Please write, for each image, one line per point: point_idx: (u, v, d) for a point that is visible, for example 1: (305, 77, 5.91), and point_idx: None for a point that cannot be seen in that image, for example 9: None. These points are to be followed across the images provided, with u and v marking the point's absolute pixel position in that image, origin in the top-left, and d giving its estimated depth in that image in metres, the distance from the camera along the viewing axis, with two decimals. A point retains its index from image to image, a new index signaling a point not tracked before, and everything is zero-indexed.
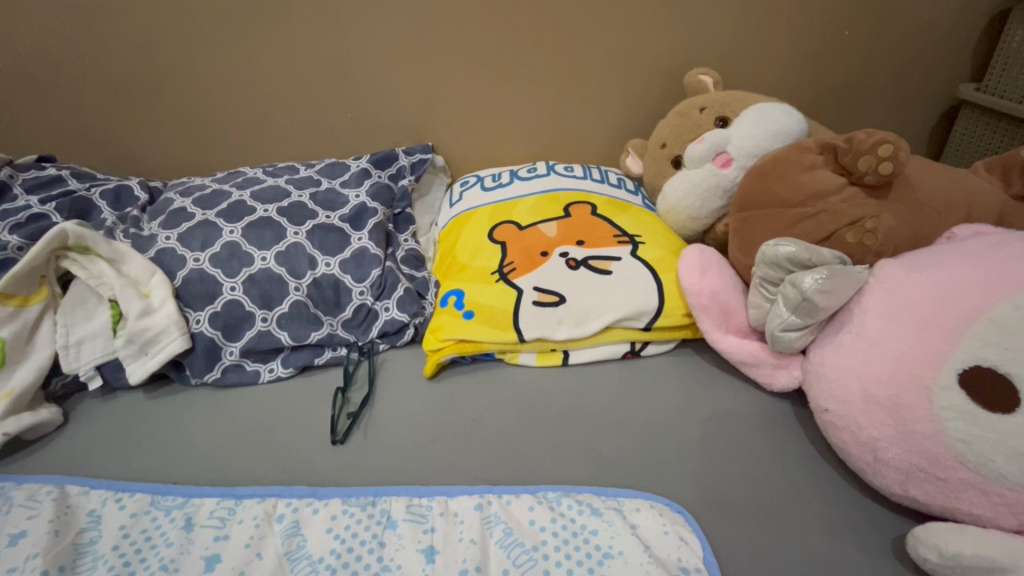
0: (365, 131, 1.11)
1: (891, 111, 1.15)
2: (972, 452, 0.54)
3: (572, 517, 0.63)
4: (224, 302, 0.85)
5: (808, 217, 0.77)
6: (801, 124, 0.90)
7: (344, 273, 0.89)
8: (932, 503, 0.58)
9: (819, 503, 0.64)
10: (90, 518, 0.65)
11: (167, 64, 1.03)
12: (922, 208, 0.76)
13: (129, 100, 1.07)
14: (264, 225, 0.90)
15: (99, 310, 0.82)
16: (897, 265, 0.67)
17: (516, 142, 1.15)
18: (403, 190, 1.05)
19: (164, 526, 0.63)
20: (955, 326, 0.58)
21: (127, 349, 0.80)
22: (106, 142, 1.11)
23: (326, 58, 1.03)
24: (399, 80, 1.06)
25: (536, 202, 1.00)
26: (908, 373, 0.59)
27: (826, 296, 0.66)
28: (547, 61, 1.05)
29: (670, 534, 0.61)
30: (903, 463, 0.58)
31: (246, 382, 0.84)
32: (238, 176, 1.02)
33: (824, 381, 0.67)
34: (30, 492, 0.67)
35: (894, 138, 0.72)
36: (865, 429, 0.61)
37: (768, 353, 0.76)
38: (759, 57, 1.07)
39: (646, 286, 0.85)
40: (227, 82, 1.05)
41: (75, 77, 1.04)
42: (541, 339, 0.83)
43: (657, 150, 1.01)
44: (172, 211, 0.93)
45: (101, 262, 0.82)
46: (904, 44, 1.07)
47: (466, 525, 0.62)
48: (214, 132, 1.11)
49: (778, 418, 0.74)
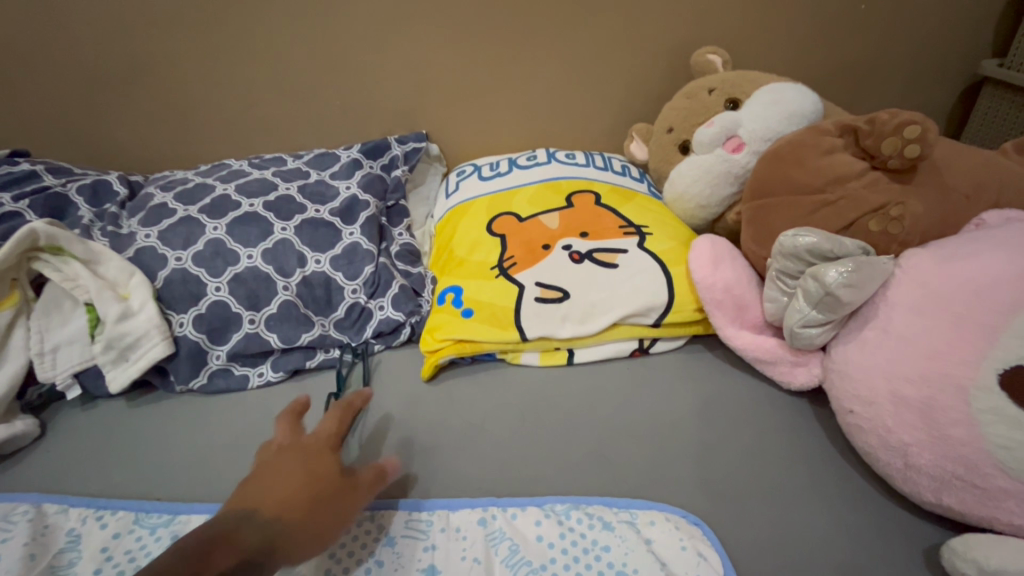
0: (357, 119, 1.06)
1: (909, 89, 1.09)
2: (1015, 459, 0.50)
3: (582, 531, 0.59)
4: (209, 303, 0.80)
5: (827, 205, 0.72)
6: (817, 105, 0.85)
7: (336, 271, 0.85)
8: (968, 513, 0.54)
9: (843, 511, 0.61)
10: (68, 538, 0.61)
11: (143, 49, 0.97)
12: (949, 192, 0.71)
13: (104, 90, 1.01)
14: (250, 221, 0.85)
15: (75, 315, 0.76)
16: (925, 255, 0.63)
17: (515, 128, 1.09)
18: (397, 181, 1.00)
19: (149, 546, 0.60)
20: (993, 322, 0.54)
21: (106, 356, 0.75)
22: (82, 135, 1.05)
23: (313, 42, 0.97)
24: (390, 63, 1.00)
25: (537, 192, 0.95)
26: (941, 373, 0.55)
27: (850, 290, 0.62)
28: (547, 41, 0.99)
29: (687, 549, 0.57)
30: (937, 470, 0.54)
31: (234, 388, 0.80)
32: (222, 169, 0.96)
33: (848, 380, 0.63)
34: (3, 513, 0.63)
35: (922, 118, 0.67)
36: (894, 433, 0.57)
37: (786, 350, 0.72)
38: (770, 34, 1.01)
39: (655, 280, 0.80)
40: (209, 69, 0.99)
41: (47, 67, 0.98)
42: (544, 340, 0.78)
43: (664, 134, 0.96)
44: (152, 207, 0.87)
45: (76, 263, 0.76)
46: (924, 18, 1.01)
47: (470, 542, 0.58)
48: (197, 122, 1.05)
49: (796, 420, 0.70)
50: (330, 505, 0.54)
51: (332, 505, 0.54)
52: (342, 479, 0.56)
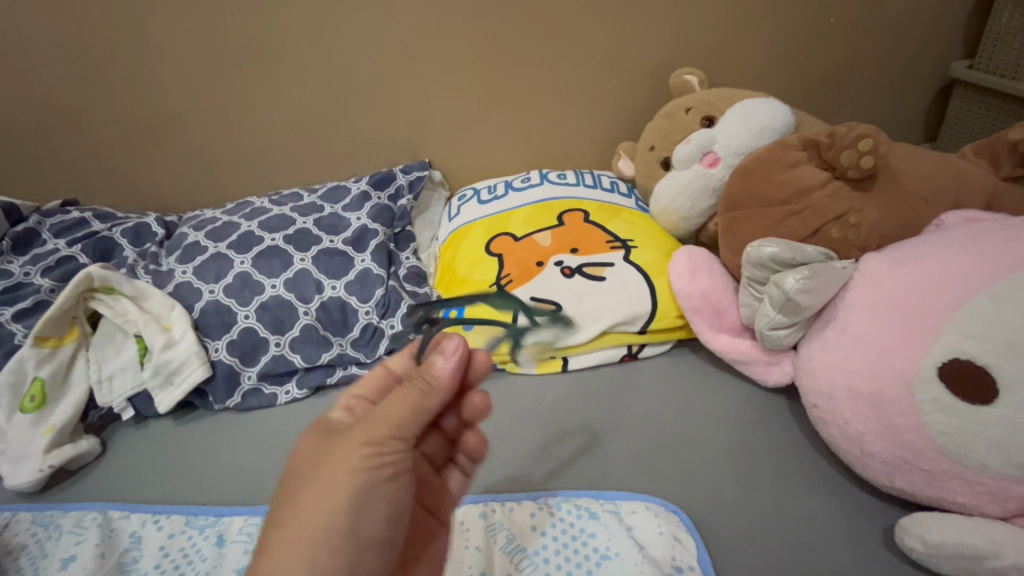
0: (366, 152, 1.15)
1: (881, 95, 1.16)
2: (953, 443, 0.56)
3: (571, 521, 0.66)
4: (239, 330, 0.90)
5: (794, 215, 0.78)
6: (789, 119, 0.91)
7: (350, 295, 0.94)
8: (918, 493, 0.61)
9: (810, 496, 0.67)
10: (131, 539, 0.71)
11: (173, 101, 1.08)
12: (907, 197, 0.76)
13: (140, 139, 1.12)
14: (273, 254, 0.95)
15: (126, 345, 0.87)
16: (880, 258, 0.68)
17: (512, 151, 1.17)
18: (403, 209, 1.09)
19: (199, 544, 0.70)
20: (935, 321, 0.59)
21: (155, 380, 0.86)
22: (121, 180, 1.17)
23: (323, 86, 1.07)
24: (395, 100, 1.09)
25: (531, 212, 1.03)
26: (889, 369, 0.61)
27: (808, 295, 0.68)
28: (536, 73, 1.08)
29: (665, 534, 0.64)
30: (889, 455, 0.61)
31: (265, 405, 0.89)
32: (246, 207, 1.06)
33: (813, 377, 0.69)
34: (75, 519, 0.73)
35: (874, 132, 0.74)
36: (851, 424, 0.64)
37: (760, 351, 0.78)
38: (746, 51, 1.08)
39: (639, 289, 0.87)
40: (232, 116, 1.10)
41: (90, 123, 1.09)
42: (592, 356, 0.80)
43: (646, 152, 1.03)
44: (186, 246, 0.98)
45: (126, 300, 0.88)
46: (889, 29, 1.08)
47: (472, 533, 0.66)
48: (222, 164, 1.16)
49: (773, 414, 0.77)
50: (307, 502, 0.46)
51: (321, 495, 0.46)
52: (314, 467, 0.48)
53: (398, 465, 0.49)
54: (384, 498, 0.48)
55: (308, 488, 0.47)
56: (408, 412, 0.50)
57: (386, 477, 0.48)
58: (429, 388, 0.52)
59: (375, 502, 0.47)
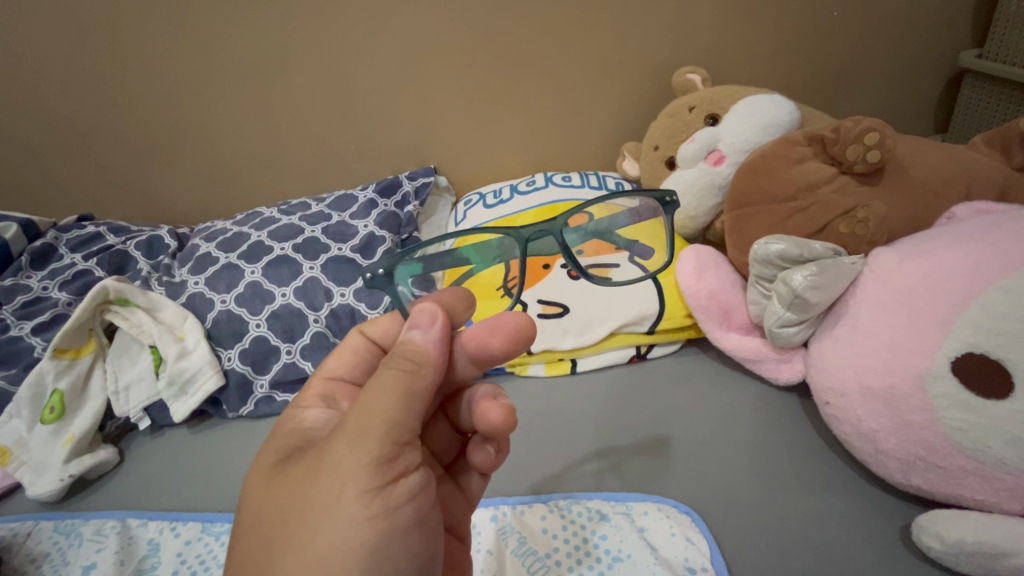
0: (372, 160, 1.17)
1: (888, 86, 1.15)
2: (968, 439, 0.55)
3: (582, 523, 0.67)
4: (251, 339, 0.91)
5: (801, 211, 0.77)
6: (793, 115, 0.90)
7: (359, 301, 0.94)
8: (936, 490, 0.60)
9: (823, 495, 0.67)
10: (149, 546, 0.72)
11: (183, 116, 1.10)
12: (916, 189, 0.76)
13: (153, 154, 1.14)
14: (282, 263, 0.96)
15: (141, 356, 0.88)
16: (890, 253, 0.67)
17: (517, 154, 1.18)
18: (410, 215, 1.09)
19: (215, 550, 0.71)
20: (946, 315, 0.58)
21: (169, 390, 0.87)
22: (136, 194, 1.19)
23: (330, 96, 1.09)
24: (400, 108, 1.10)
25: (535, 216, 1.03)
26: (900, 365, 0.60)
27: (818, 292, 0.67)
28: (539, 76, 1.08)
29: (677, 535, 0.64)
30: (903, 453, 0.60)
31: (278, 412, 0.90)
32: (256, 217, 1.07)
33: (824, 374, 0.68)
34: (96, 527, 0.75)
35: (880, 125, 0.73)
36: (863, 421, 0.63)
37: (770, 349, 0.78)
38: (748, 49, 1.07)
39: (645, 290, 0.86)
40: (241, 127, 1.12)
41: (105, 141, 1.12)
42: (638, 209, 0.75)
43: (651, 152, 1.02)
44: (199, 257, 1.00)
45: (140, 312, 0.89)
46: (893, 20, 1.08)
47: (484, 536, 0.66)
48: (232, 176, 1.18)
49: (785, 413, 0.77)
50: (321, 564, 0.41)
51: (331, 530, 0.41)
52: (313, 515, 0.42)
53: (413, 486, 0.45)
54: (407, 530, 0.44)
55: (315, 544, 0.41)
56: (404, 412, 0.44)
57: (404, 514, 0.44)
58: (415, 366, 0.47)
59: (397, 548, 0.43)
